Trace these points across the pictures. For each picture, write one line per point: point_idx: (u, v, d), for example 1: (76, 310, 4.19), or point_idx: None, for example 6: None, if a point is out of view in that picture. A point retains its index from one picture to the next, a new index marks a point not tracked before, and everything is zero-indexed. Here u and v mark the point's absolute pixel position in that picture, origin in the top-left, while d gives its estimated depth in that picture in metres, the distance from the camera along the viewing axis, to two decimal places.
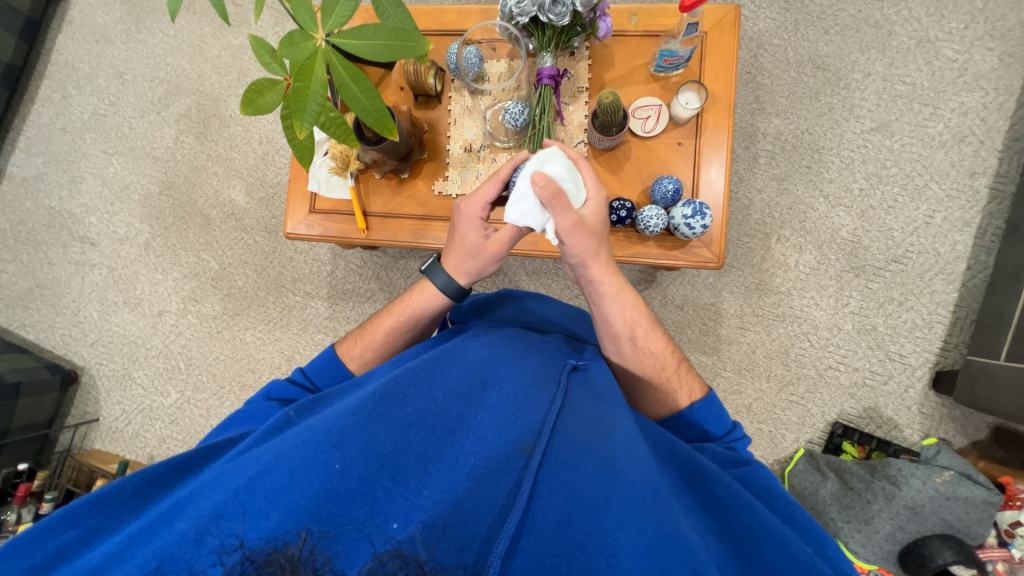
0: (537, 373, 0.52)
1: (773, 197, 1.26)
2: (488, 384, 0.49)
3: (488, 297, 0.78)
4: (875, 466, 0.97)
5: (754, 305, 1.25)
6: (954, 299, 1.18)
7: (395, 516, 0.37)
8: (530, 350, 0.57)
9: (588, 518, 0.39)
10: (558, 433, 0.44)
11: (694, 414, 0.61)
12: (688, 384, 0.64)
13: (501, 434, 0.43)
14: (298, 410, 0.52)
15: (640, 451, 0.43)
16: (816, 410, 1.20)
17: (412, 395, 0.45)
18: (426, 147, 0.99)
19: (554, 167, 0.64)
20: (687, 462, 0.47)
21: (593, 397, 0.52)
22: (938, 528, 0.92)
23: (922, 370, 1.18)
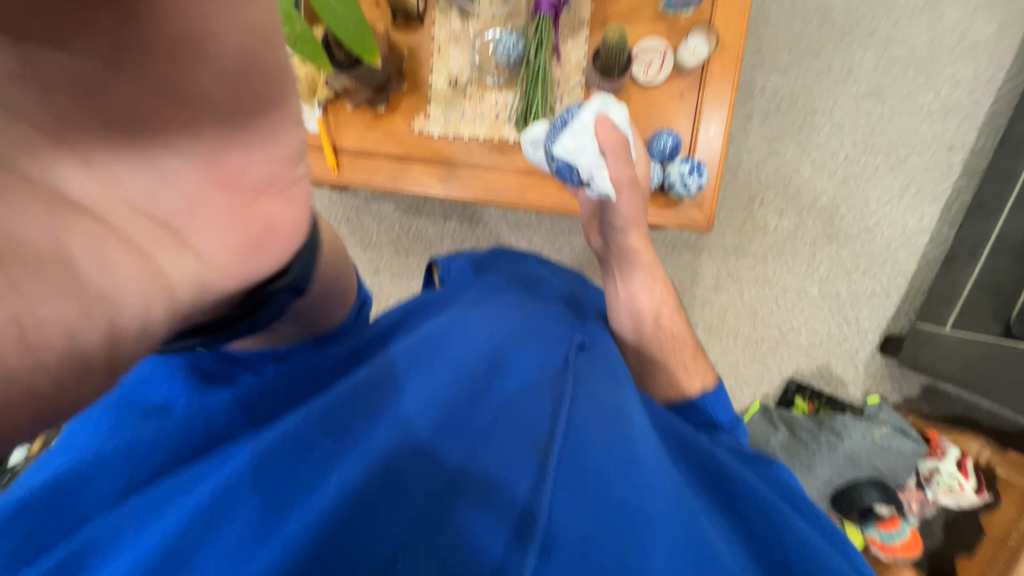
0: (544, 363, 0.55)
1: (762, 159, 1.24)
2: (495, 372, 0.52)
3: (485, 257, 0.75)
4: (822, 419, 1.07)
5: (730, 268, 1.27)
6: (912, 270, 1.24)
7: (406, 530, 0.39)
8: (540, 332, 0.59)
9: (613, 534, 0.39)
10: (577, 431, 0.45)
11: (707, 401, 0.64)
12: (702, 372, 0.68)
13: (513, 437, 0.45)
14: (287, 391, 0.51)
15: (653, 450, 0.47)
16: (774, 368, 1.28)
17: (414, 395, 0.48)
18: (406, 77, 0.88)
19: (617, 115, 0.71)
20: (712, 467, 0.52)
21: (608, 377, 0.55)
22: (869, 475, 1.03)
23: (873, 334, 1.26)
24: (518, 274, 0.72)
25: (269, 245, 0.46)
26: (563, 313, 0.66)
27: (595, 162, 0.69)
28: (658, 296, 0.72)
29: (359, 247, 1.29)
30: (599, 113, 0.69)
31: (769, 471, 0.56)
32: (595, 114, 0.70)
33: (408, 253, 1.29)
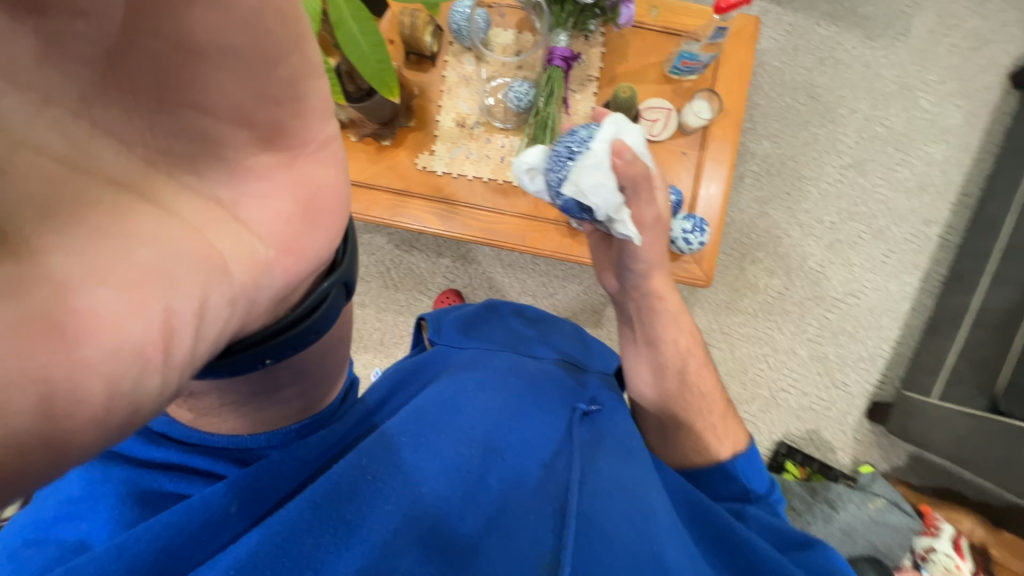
0: (545, 440, 0.51)
1: (752, 219, 1.28)
2: (494, 454, 0.47)
3: (476, 313, 0.70)
4: (816, 488, 1.03)
5: (722, 324, 1.27)
6: (896, 336, 1.27)
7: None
8: (540, 401, 0.55)
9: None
10: (588, 530, 0.41)
11: (737, 468, 0.61)
12: (734, 433, 0.65)
13: (518, 543, 0.39)
14: (241, 504, 0.42)
15: (672, 548, 0.42)
16: (764, 428, 1.26)
17: (401, 482, 0.41)
18: (413, 114, 0.88)
19: (633, 139, 0.61)
20: (737, 551, 0.49)
21: (620, 453, 0.52)
22: (865, 550, 0.98)
23: (860, 399, 1.26)
24: (513, 331, 0.69)
25: (319, 218, 0.40)
26: (561, 368, 0.64)
27: (613, 202, 0.58)
28: (686, 347, 0.68)
29: None
30: (614, 139, 0.59)
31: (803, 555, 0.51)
32: (609, 141, 0.59)
33: (397, 287, 1.24)
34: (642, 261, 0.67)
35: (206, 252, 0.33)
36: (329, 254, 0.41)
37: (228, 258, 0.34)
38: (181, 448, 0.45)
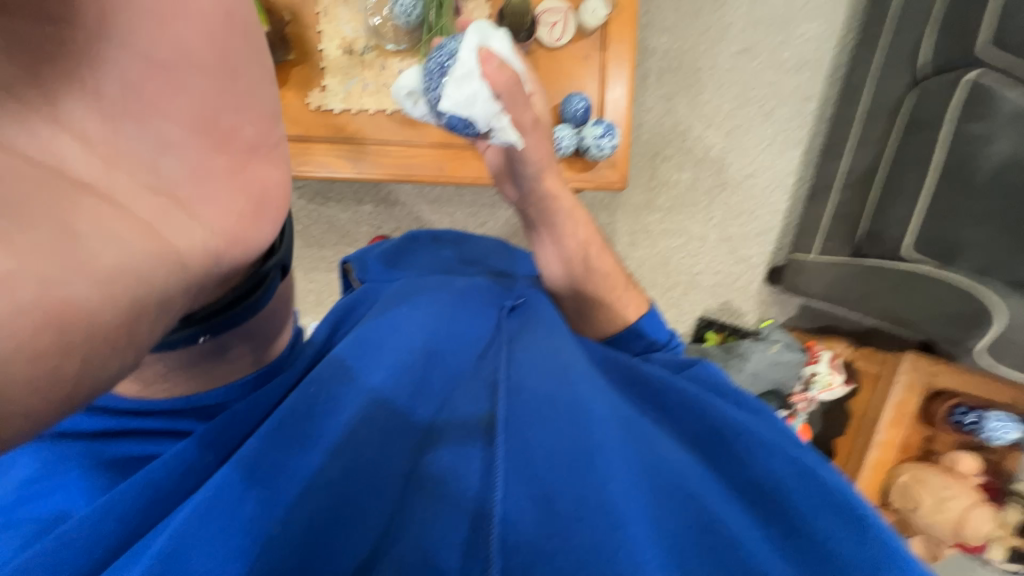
0: (481, 333, 0.54)
1: (659, 117, 1.34)
2: (432, 353, 0.49)
3: (397, 246, 0.70)
4: (730, 347, 1.24)
5: (642, 223, 1.38)
6: (786, 208, 1.44)
7: (355, 544, 0.38)
8: (466, 301, 0.57)
9: (574, 482, 0.39)
10: (516, 391, 0.45)
11: (644, 326, 0.66)
12: (636, 300, 0.69)
13: (463, 420, 0.45)
14: (204, 449, 0.43)
15: (595, 384, 0.47)
16: (686, 308, 1.44)
17: (348, 396, 0.44)
18: (291, 45, 0.78)
19: (500, 44, 0.61)
20: (644, 382, 0.53)
21: (543, 327, 0.54)
22: (768, 386, 1.21)
23: (761, 268, 1.46)
24: (443, 260, 0.70)
25: (266, 210, 0.46)
26: (488, 278, 0.66)
27: (491, 108, 0.59)
28: (584, 237, 0.71)
29: None
30: (480, 46, 0.59)
31: (699, 372, 0.57)
32: (477, 49, 0.59)
33: (323, 244, 1.18)
34: (536, 161, 0.67)
35: (160, 247, 0.36)
36: (271, 240, 0.47)
37: (182, 252, 0.37)
38: (138, 416, 0.47)
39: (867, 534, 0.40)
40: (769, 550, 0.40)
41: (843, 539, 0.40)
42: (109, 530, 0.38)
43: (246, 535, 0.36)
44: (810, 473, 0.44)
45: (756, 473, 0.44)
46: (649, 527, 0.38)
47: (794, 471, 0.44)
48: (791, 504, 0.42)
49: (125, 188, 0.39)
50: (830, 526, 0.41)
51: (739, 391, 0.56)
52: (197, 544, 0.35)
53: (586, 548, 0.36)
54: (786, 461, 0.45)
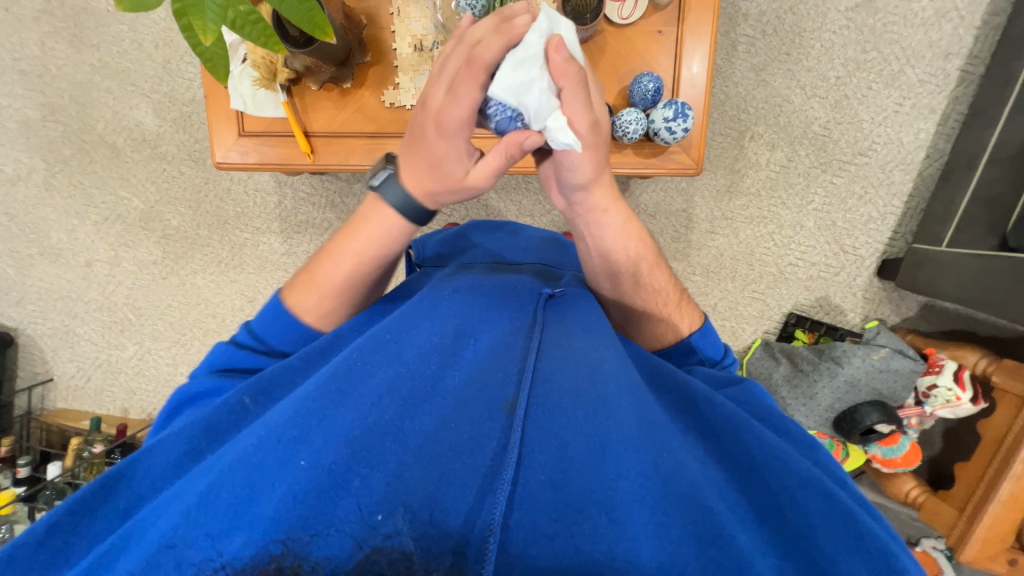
0: (516, 313, 0.51)
1: (750, 90, 1.20)
2: (464, 338, 0.46)
3: (456, 233, 0.74)
4: (823, 349, 1.09)
5: (724, 209, 1.26)
6: (908, 189, 1.22)
7: (378, 504, 0.33)
8: (505, 288, 0.55)
9: (586, 473, 0.36)
10: (540, 380, 0.42)
11: (695, 341, 0.64)
12: (688, 316, 0.66)
13: (481, 393, 0.41)
14: (253, 395, 0.47)
15: (627, 381, 0.42)
16: (774, 304, 1.30)
17: (379, 365, 0.42)
18: (368, 47, 0.83)
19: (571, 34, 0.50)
20: (682, 391, 0.48)
21: (581, 324, 0.51)
22: (870, 397, 1.06)
23: (870, 260, 1.26)
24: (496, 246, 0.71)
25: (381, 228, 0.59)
26: (536, 266, 0.67)
27: (546, 103, 0.49)
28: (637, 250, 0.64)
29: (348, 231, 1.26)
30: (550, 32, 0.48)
31: (741, 393, 0.52)
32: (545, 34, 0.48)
33: None
34: (578, 176, 0.56)
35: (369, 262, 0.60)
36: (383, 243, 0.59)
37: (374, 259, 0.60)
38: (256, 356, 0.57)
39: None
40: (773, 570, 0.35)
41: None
42: (181, 453, 0.43)
43: (272, 471, 0.35)
44: (843, 508, 0.39)
45: (780, 500, 0.39)
46: (658, 531, 0.33)
47: (824, 506, 0.39)
48: (808, 536, 0.37)
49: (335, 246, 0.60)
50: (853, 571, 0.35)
51: (783, 417, 0.50)
52: (243, 473, 0.36)
53: (590, 540, 0.33)
54: (813, 494, 0.39)
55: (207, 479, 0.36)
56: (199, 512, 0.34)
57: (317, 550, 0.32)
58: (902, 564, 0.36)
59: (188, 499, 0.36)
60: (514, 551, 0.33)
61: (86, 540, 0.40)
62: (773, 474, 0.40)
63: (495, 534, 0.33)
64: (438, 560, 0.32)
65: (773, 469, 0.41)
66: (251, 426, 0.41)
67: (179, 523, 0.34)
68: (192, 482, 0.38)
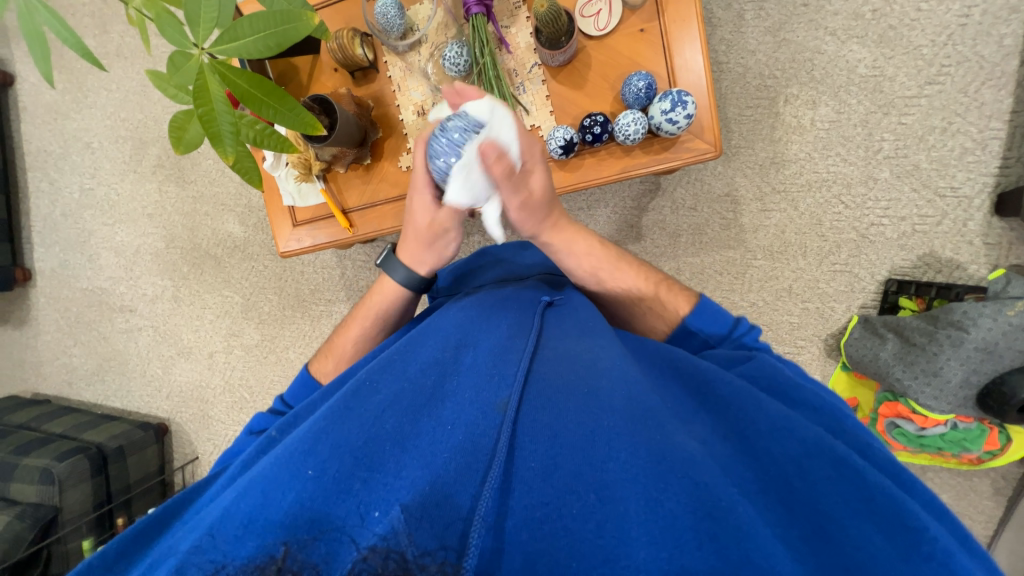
0: (512, 325, 0.58)
1: (772, 54, 1.11)
2: (463, 348, 0.54)
3: (461, 265, 0.83)
4: (937, 315, 0.90)
5: (775, 182, 1.14)
6: (1009, 106, 1.02)
7: (376, 504, 0.38)
8: (508, 303, 0.63)
9: (575, 457, 0.40)
10: (533, 380, 0.48)
11: (692, 323, 0.65)
12: (674, 301, 0.68)
13: (477, 399, 0.46)
14: (279, 428, 0.55)
15: (621, 376, 0.48)
16: (863, 273, 1.12)
17: (385, 382, 0.50)
18: (379, 125, 0.94)
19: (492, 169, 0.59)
20: (690, 374, 0.53)
21: (575, 332, 0.57)
22: (1018, 361, 0.84)
23: (981, 198, 1.05)
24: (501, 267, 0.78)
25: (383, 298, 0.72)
26: (543, 278, 0.73)
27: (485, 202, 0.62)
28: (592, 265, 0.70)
29: None
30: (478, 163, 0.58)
31: (757, 366, 0.55)
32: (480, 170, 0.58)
33: None
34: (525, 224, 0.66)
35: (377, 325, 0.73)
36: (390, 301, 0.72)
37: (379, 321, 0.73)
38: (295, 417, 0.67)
39: (915, 546, 0.35)
40: (780, 547, 0.35)
41: (883, 548, 0.35)
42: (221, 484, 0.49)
43: (286, 479, 0.41)
44: (853, 474, 0.40)
45: (788, 468, 0.41)
46: (648, 508, 0.36)
47: (834, 473, 0.40)
48: (817, 506, 0.38)
49: (354, 323, 0.73)
50: (865, 534, 0.36)
51: (798, 386, 0.52)
52: (260, 485, 0.41)
53: (584, 522, 0.37)
54: (824, 465, 0.40)
55: (237, 491, 0.42)
56: (221, 523, 0.39)
57: (315, 554, 0.35)
58: (923, 527, 0.37)
59: (215, 515, 0.40)
60: (511, 539, 0.37)
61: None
62: (780, 446, 0.42)
63: (480, 529, 0.37)
64: (431, 555, 0.35)
65: (781, 438, 0.43)
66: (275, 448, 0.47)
67: (204, 539, 0.38)
68: (218, 503, 0.43)
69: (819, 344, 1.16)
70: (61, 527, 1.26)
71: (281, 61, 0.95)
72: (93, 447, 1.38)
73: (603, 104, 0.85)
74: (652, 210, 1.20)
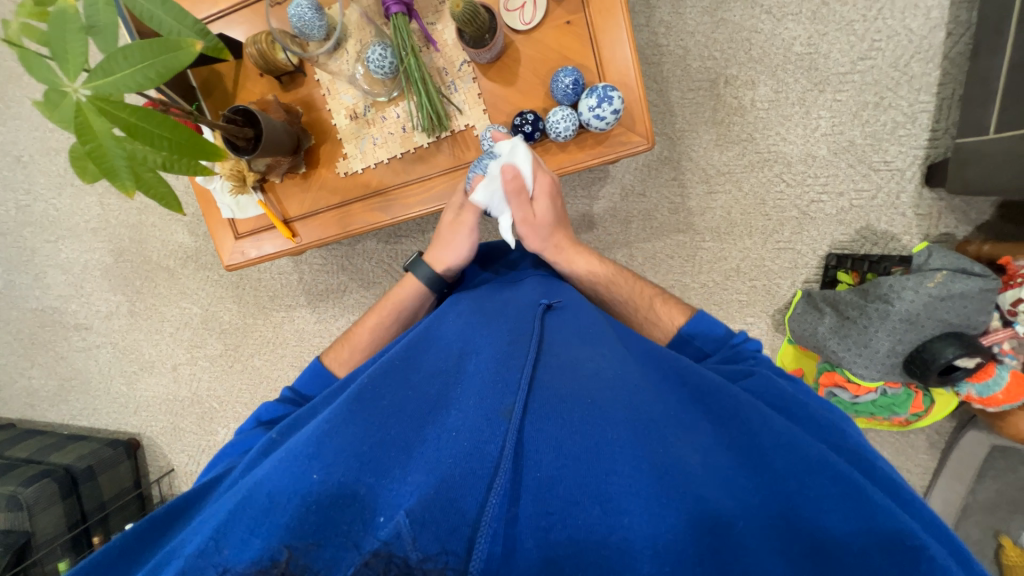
0: (512, 329, 0.58)
1: (710, 34, 1.10)
2: (466, 357, 0.56)
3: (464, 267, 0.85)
4: (868, 289, 0.94)
5: (719, 164, 1.16)
6: (937, 78, 1.04)
7: (382, 510, 0.40)
8: (507, 308, 0.64)
9: (579, 469, 0.43)
10: (537, 386, 0.49)
11: (685, 331, 0.68)
12: (666, 313, 0.71)
13: (480, 403, 0.47)
14: (281, 431, 0.57)
15: (625, 386, 0.50)
16: (806, 249, 1.16)
17: (388, 389, 0.51)
18: (312, 131, 0.92)
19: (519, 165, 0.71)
20: (696, 380, 0.54)
21: (576, 336, 0.59)
22: (938, 329, 0.89)
23: (912, 171, 1.09)
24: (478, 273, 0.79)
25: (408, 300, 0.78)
26: (538, 278, 0.74)
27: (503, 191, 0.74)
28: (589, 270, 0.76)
29: (363, 288, 1.38)
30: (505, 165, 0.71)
31: (762, 381, 0.56)
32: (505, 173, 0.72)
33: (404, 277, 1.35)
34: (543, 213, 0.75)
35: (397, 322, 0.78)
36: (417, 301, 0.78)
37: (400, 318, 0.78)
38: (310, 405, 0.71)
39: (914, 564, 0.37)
40: (776, 560, 0.39)
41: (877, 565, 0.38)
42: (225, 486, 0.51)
43: (298, 485, 0.42)
44: (860, 494, 0.42)
45: (791, 483, 0.43)
46: (648, 521, 0.40)
47: (836, 488, 0.42)
48: (819, 525, 0.41)
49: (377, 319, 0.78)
50: (842, 529, 0.40)
51: (805, 404, 0.53)
52: (265, 491, 0.42)
53: (588, 530, 0.41)
54: (823, 478, 0.43)
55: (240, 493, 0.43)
56: (227, 523, 0.40)
57: (314, 561, 0.37)
58: (923, 546, 0.38)
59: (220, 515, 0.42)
60: (524, 545, 0.40)
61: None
62: (785, 459, 0.45)
63: (486, 531, 0.39)
64: (433, 560, 0.37)
65: (786, 453, 0.45)
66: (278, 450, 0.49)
67: (208, 540, 0.39)
68: (221, 506, 0.45)
69: (768, 320, 1.20)
70: (35, 550, 1.26)
71: (203, 69, 0.91)
72: (61, 469, 1.36)
73: (535, 100, 0.84)
74: (602, 199, 1.21)
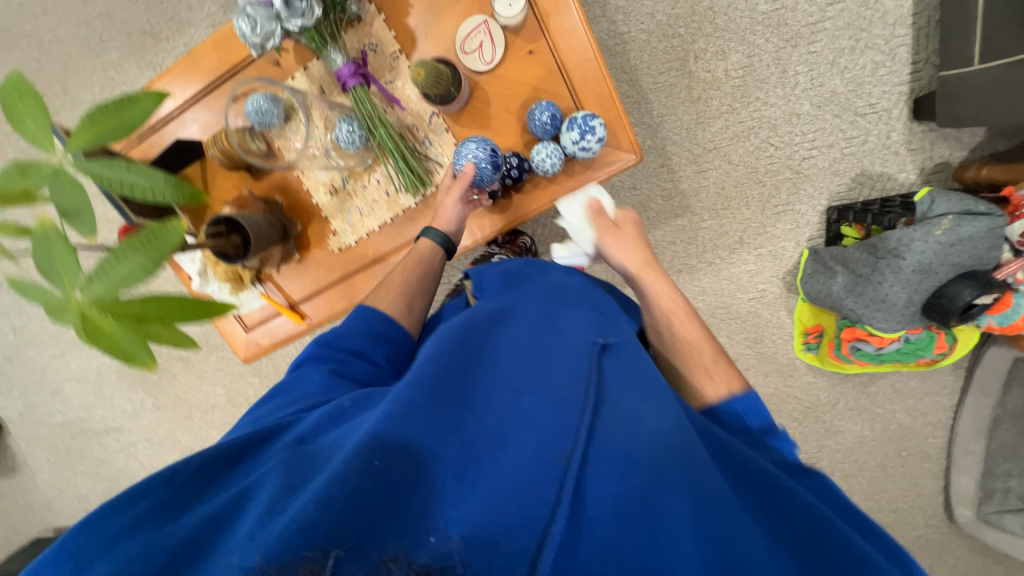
0: (575, 359, 0.56)
1: (671, 13, 1.07)
2: (528, 381, 0.53)
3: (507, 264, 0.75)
4: (876, 245, 0.95)
5: (704, 141, 1.14)
6: (908, 10, 1.02)
7: (434, 530, 0.38)
8: (565, 331, 0.60)
9: (633, 546, 0.42)
10: (597, 433, 0.48)
11: (737, 404, 0.59)
12: (727, 376, 0.62)
13: (541, 440, 0.47)
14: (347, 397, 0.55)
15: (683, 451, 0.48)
16: (805, 207, 1.15)
17: (451, 398, 0.50)
18: (296, 214, 0.89)
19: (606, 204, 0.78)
20: (751, 470, 0.51)
21: (633, 379, 0.57)
22: (953, 273, 0.90)
23: (899, 108, 1.07)
24: (509, 268, 0.71)
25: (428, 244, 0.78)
26: (591, 312, 0.65)
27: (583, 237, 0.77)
28: (667, 304, 0.69)
29: None
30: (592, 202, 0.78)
31: (814, 481, 0.54)
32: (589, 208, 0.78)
33: None
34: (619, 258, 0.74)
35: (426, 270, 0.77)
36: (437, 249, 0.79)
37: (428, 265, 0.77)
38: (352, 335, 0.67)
39: None
40: None
41: None
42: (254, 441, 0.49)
43: (349, 472, 0.40)
44: None
45: None
46: None
47: None
48: None
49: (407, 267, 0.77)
50: None
51: (862, 515, 0.50)
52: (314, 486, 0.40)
53: None
54: None
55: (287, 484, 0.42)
56: (271, 517, 0.39)
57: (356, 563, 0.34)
58: None
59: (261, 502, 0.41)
60: None
61: (125, 524, 0.42)
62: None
63: None
64: None
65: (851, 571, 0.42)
66: (331, 441, 0.47)
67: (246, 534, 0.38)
68: (259, 488, 0.43)
69: (779, 282, 1.21)
70: None
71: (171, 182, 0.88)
72: None
73: (513, 137, 0.81)
74: None
